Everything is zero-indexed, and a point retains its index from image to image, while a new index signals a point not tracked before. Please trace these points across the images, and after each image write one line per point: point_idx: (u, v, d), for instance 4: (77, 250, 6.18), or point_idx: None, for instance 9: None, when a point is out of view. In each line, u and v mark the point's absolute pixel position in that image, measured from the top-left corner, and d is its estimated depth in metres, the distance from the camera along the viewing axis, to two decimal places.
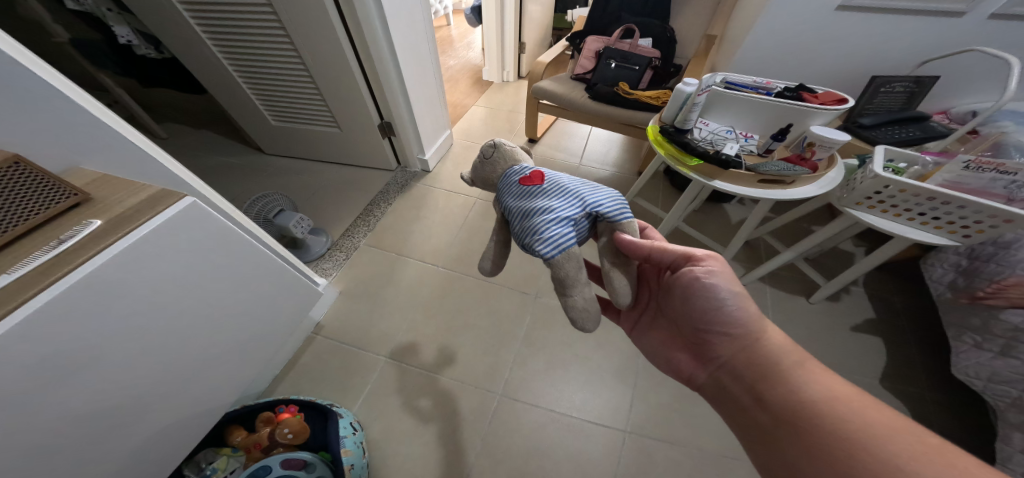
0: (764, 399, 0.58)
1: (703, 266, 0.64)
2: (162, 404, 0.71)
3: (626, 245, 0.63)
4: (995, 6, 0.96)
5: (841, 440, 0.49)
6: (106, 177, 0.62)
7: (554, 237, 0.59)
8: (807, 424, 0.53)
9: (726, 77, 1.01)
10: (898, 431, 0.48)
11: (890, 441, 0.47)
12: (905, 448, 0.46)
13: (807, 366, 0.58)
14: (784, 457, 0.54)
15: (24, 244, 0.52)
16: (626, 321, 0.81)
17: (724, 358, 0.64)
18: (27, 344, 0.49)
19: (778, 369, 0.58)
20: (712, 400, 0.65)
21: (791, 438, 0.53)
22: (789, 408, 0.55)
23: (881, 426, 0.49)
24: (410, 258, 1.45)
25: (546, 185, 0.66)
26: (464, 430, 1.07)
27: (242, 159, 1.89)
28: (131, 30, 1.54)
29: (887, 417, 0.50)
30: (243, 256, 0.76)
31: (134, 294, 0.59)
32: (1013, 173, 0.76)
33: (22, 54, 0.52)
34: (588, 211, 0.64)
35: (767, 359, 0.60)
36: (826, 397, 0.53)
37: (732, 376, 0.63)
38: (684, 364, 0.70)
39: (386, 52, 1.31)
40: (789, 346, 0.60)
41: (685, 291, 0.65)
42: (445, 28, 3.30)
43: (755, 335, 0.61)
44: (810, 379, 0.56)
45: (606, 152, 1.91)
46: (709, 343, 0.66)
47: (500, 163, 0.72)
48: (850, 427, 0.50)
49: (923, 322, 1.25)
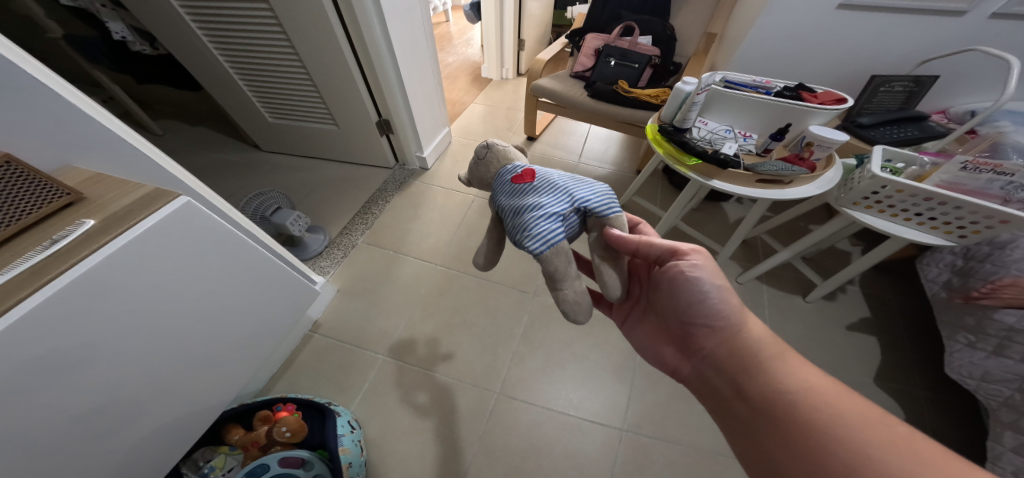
0: (743, 391, 0.58)
1: (687, 260, 0.64)
2: (159, 404, 0.71)
3: (615, 240, 0.63)
4: (996, 5, 0.95)
5: (813, 430, 0.50)
6: (98, 176, 0.62)
7: (543, 232, 0.60)
8: (783, 415, 0.53)
9: (725, 75, 1.00)
10: (868, 420, 0.48)
11: (861, 431, 0.48)
12: (875, 437, 0.47)
13: (786, 357, 0.57)
14: (760, 448, 0.54)
15: (16, 244, 0.51)
16: (618, 314, 0.82)
17: (707, 351, 0.64)
18: (19, 346, 0.48)
19: (757, 361, 0.58)
20: (696, 392, 0.66)
21: (767, 430, 0.54)
22: (766, 399, 0.55)
23: (851, 416, 0.49)
24: (408, 257, 1.45)
25: (537, 182, 0.65)
26: (462, 428, 1.07)
27: (239, 156, 1.87)
28: (125, 26, 1.52)
29: (856, 406, 0.50)
30: (238, 255, 0.75)
31: (127, 293, 0.58)
32: (1011, 173, 0.76)
33: (12, 51, 0.51)
34: (577, 206, 0.64)
35: (748, 351, 0.60)
36: (802, 389, 0.53)
37: (714, 368, 0.63)
38: (671, 357, 0.70)
39: (384, 49, 1.30)
40: (769, 338, 0.60)
41: (671, 285, 0.65)
42: (445, 25, 3.28)
43: (736, 328, 0.61)
44: (788, 370, 0.56)
45: (605, 150, 1.91)
46: (694, 336, 0.66)
47: (493, 164, 0.72)
48: (824, 417, 0.50)
49: (918, 321, 1.25)
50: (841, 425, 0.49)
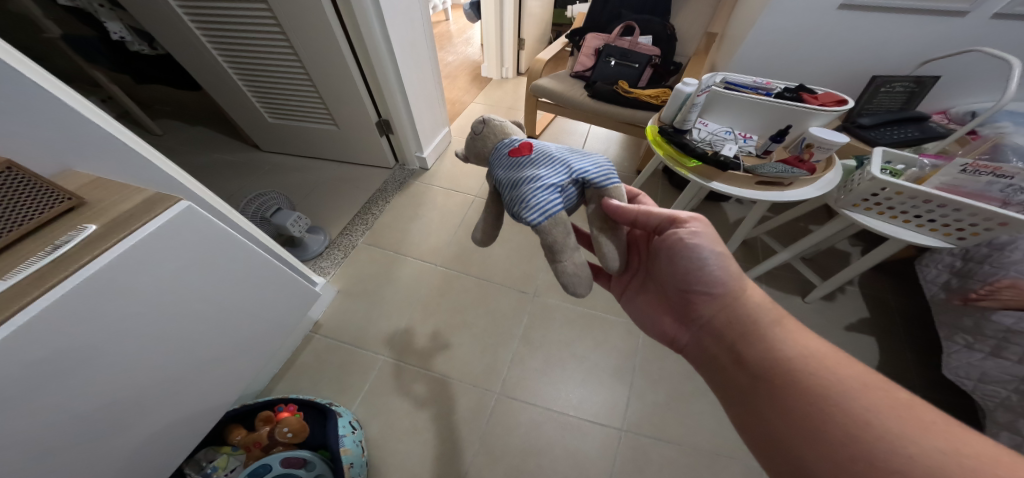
0: (742, 358, 0.58)
1: (687, 228, 0.64)
2: (161, 405, 0.72)
3: (613, 210, 0.63)
4: (998, 6, 0.95)
5: (811, 395, 0.49)
6: (99, 181, 0.62)
7: (541, 203, 0.60)
8: (781, 380, 0.52)
9: (726, 77, 1.00)
10: (865, 385, 0.48)
11: (860, 395, 0.47)
12: (875, 402, 0.46)
13: (785, 324, 0.57)
14: (757, 414, 0.54)
15: (20, 249, 0.52)
16: (617, 287, 0.82)
17: (705, 319, 0.64)
18: (24, 352, 0.48)
19: (756, 327, 0.58)
20: (694, 360, 0.66)
21: (765, 395, 0.53)
22: (764, 364, 0.55)
23: (848, 379, 0.49)
24: (408, 257, 1.45)
25: (535, 155, 0.66)
26: (463, 428, 1.08)
27: (240, 156, 1.88)
28: (124, 26, 1.52)
29: (853, 371, 0.50)
30: (239, 258, 0.76)
31: (129, 297, 0.58)
32: (1010, 176, 0.76)
33: (11, 55, 0.51)
34: (575, 177, 0.64)
35: (746, 317, 0.60)
36: (801, 354, 0.53)
37: (710, 335, 0.63)
38: (669, 326, 0.71)
39: (384, 49, 1.30)
40: (768, 304, 0.60)
41: (669, 254, 0.65)
42: (444, 24, 3.27)
43: (735, 295, 0.62)
44: (787, 336, 0.56)
45: (605, 150, 1.91)
46: (693, 304, 0.66)
47: (490, 138, 0.72)
48: (823, 382, 0.50)
49: (917, 322, 1.26)
50: (837, 389, 0.49)
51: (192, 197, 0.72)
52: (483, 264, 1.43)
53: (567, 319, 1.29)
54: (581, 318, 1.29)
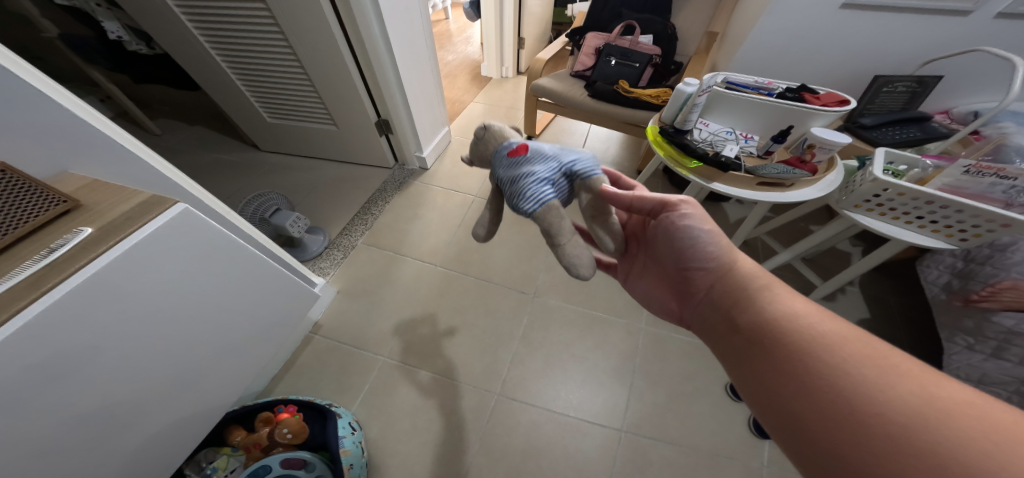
0: (734, 327, 0.56)
1: (676, 209, 0.64)
2: (160, 408, 0.71)
3: (607, 198, 0.63)
4: (1001, 5, 0.94)
5: (797, 354, 0.47)
6: (96, 183, 0.62)
7: (535, 193, 0.60)
8: (769, 343, 0.51)
9: (727, 77, 0.99)
10: (849, 339, 0.46)
11: (846, 350, 0.45)
12: (862, 357, 0.44)
13: (773, 287, 0.56)
14: (748, 382, 0.51)
15: (14, 253, 0.51)
16: (618, 274, 0.81)
17: (701, 293, 0.64)
18: (22, 357, 0.48)
19: (744, 294, 0.57)
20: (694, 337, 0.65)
21: (754, 361, 0.51)
22: (752, 329, 0.53)
23: (835, 336, 0.47)
24: (407, 257, 1.45)
25: (527, 151, 0.66)
26: (463, 429, 1.07)
27: (239, 156, 1.87)
28: (121, 26, 1.50)
29: (842, 328, 0.47)
30: (237, 260, 0.75)
31: (123, 301, 0.57)
32: (1013, 178, 0.76)
33: (5, 56, 0.50)
34: (567, 170, 0.64)
35: (736, 285, 0.59)
36: (787, 315, 0.51)
37: (706, 306, 0.63)
38: (670, 307, 0.70)
39: (383, 48, 1.29)
40: (758, 272, 0.59)
41: (664, 233, 0.65)
42: (444, 23, 3.26)
43: (727, 266, 0.61)
44: (774, 299, 0.54)
45: (605, 150, 1.91)
46: (690, 280, 0.65)
47: (485, 139, 0.73)
48: (808, 339, 0.48)
49: (918, 323, 1.25)
50: (828, 348, 0.46)
51: (188, 198, 0.72)
52: (483, 265, 1.43)
53: (567, 320, 1.29)
54: (581, 318, 1.29)
